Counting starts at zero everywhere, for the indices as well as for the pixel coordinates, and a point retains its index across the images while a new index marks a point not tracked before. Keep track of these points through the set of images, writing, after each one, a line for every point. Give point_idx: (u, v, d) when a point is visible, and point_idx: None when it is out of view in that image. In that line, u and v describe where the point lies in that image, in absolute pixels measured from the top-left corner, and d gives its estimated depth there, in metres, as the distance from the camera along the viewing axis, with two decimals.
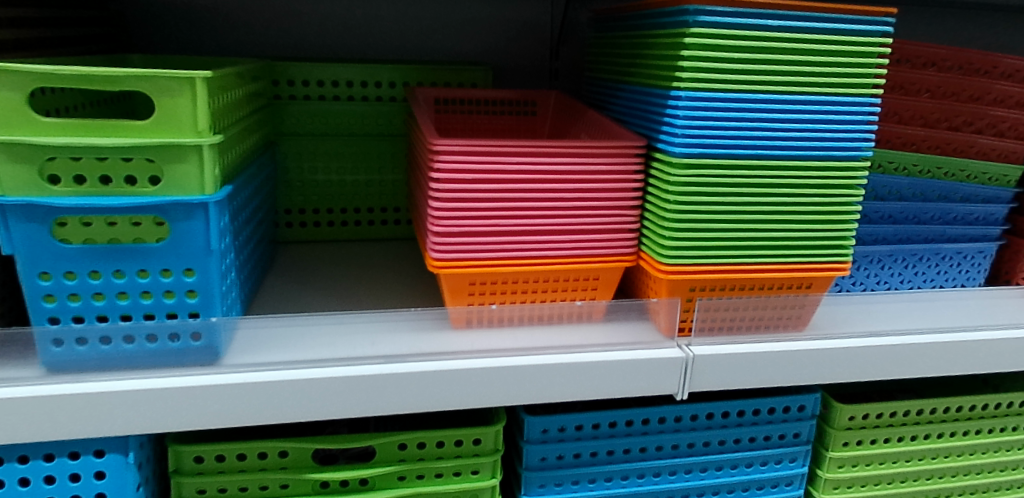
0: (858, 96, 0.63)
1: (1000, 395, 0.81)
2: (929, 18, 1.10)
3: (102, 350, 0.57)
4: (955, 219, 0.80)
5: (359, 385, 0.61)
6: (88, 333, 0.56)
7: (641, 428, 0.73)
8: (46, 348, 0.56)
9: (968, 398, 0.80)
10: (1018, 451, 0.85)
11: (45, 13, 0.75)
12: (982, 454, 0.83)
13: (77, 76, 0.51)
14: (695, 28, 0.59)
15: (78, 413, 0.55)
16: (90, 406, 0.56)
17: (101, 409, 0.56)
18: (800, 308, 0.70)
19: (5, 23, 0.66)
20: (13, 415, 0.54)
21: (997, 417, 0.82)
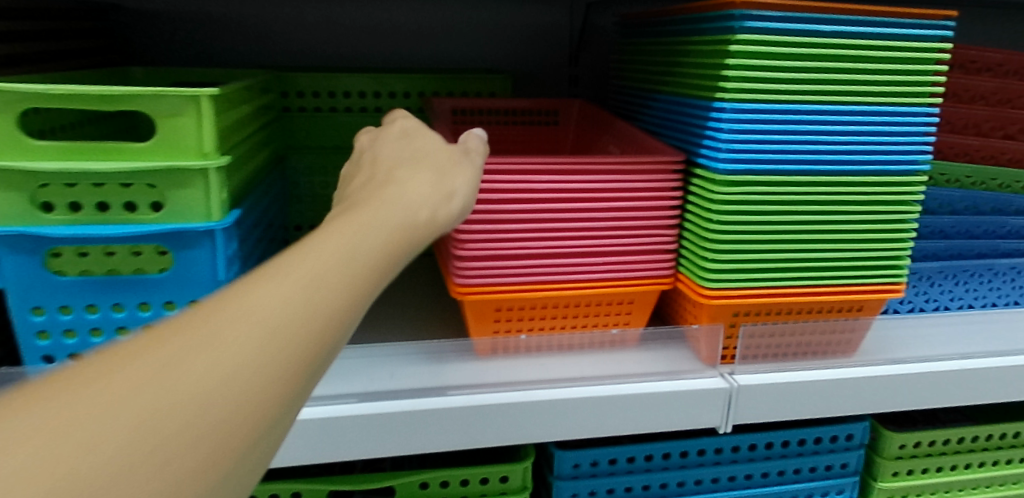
0: (915, 106, 0.59)
1: (997, 425, 0.74)
2: (979, 19, 1.04)
3: None
4: (1009, 233, 0.75)
5: (382, 425, 0.56)
6: None
7: (679, 461, 0.69)
8: None
9: (997, 425, 0.74)
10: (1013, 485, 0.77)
11: (38, 23, 0.70)
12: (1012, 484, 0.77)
13: (70, 96, 0.46)
14: (742, 34, 0.54)
15: None
16: None
17: None
18: (850, 333, 0.66)
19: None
20: None
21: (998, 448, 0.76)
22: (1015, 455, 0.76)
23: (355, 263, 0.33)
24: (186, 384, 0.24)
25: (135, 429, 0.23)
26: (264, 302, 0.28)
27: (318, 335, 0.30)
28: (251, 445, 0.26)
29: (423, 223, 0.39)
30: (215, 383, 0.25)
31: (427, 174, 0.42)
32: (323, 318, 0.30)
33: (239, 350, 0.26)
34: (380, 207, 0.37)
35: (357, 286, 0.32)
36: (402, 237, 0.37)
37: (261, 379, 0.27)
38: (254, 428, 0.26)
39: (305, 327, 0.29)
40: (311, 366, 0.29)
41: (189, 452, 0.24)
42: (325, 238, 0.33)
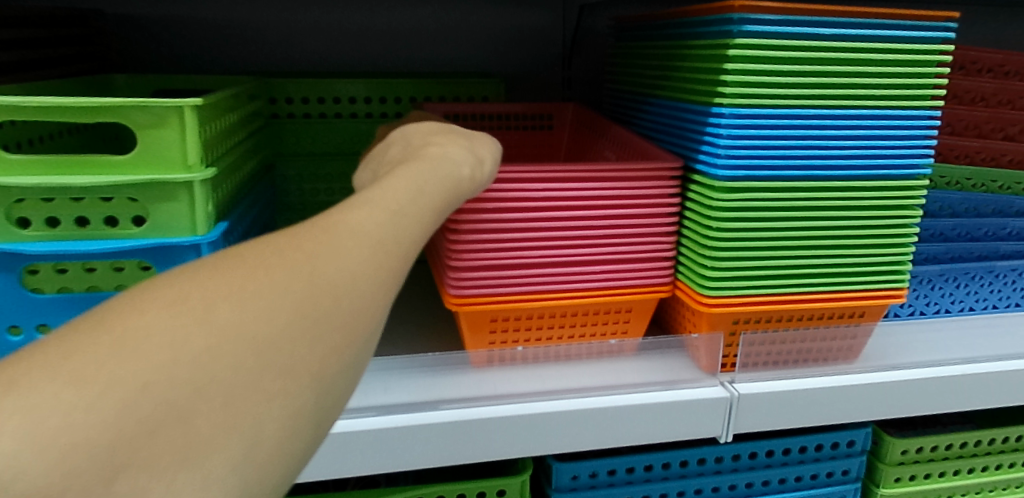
0: (916, 109, 0.58)
1: (997, 429, 0.73)
2: (980, 18, 1.03)
3: None
4: (1010, 234, 0.74)
5: (375, 441, 0.55)
6: None
7: (679, 471, 0.67)
8: None
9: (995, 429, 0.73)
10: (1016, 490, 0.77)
11: (17, 31, 0.67)
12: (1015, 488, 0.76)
13: (46, 108, 0.44)
14: (740, 39, 0.53)
15: None
16: None
17: None
18: (851, 339, 0.65)
19: None
20: None
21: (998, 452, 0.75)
22: (1016, 460, 0.75)
23: (426, 198, 0.36)
24: (322, 276, 0.29)
25: (284, 311, 0.27)
26: (369, 220, 0.32)
27: (411, 249, 0.33)
28: (365, 335, 0.30)
29: (466, 178, 0.41)
30: (342, 280, 0.29)
31: (462, 140, 0.45)
32: (414, 240, 0.33)
33: (358, 253, 0.30)
34: (431, 160, 0.39)
35: (429, 219, 0.35)
36: (453, 187, 0.39)
37: (373, 280, 0.30)
38: (367, 322, 0.30)
39: (400, 243, 0.32)
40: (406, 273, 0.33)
41: (322, 335, 0.28)
42: (400, 177, 0.36)
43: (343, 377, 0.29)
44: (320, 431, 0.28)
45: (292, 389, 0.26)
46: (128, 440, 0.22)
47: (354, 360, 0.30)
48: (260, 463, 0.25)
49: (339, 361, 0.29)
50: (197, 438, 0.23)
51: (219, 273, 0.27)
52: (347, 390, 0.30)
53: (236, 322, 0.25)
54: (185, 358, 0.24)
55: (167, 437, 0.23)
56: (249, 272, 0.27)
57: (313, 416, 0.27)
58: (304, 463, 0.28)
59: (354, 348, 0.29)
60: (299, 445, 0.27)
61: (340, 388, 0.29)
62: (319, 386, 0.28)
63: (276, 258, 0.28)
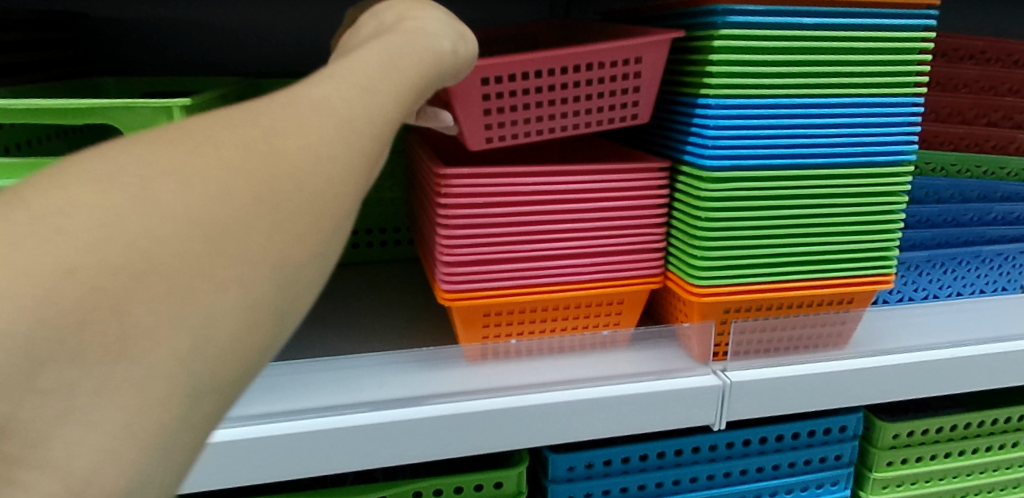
0: (899, 96, 0.59)
1: (998, 410, 0.75)
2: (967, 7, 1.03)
3: None
4: (996, 219, 0.75)
5: (367, 436, 0.55)
6: None
7: (674, 460, 0.68)
8: None
9: (996, 410, 0.75)
10: (1015, 468, 0.78)
11: (1, 35, 0.67)
12: (1009, 469, 0.78)
13: (36, 111, 0.45)
14: (725, 30, 0.54)
15: None
16: None
17: None
18: (840, 325, 0.65)
19: None
20: None
21: (994, 434, 0.76)
22: (1011, 440, 0.77)
23: (402, 73, 0.35)
24: (283, 158, 0.28)
25: (238, 191, 0.26)
26: (337, 94, 0.31)
27: (382, 130, 0.32)
28: (338, 219, 0.30)
29: (448, 52, 0.40)
30: (303, 160, 0.29)
31: (441, 14, 0.44)
32: (389, 118, 0.33)
33: (323, 132, 0.30)
34: (408, 32, 0.39)
35: (409, 94, 0.35)
36: (431, 62, 0.38)
37: (341, 159, 0.30)
38: (337, 205, 0.30)
39: (373, 121, 0.32)
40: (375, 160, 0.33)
41: (283, 222, 0.27)
42: (371, 51, 0.36)
43: (310, 263, 0.29)
44: (286, 321, 0.28)
45: (250, 276, 0.26)
46: (57, 335, 0.21)
47: (324, 248, 0.29)
48: (213, 354, 0.25)
49: (303, 249, 0.28)
50: (138, 330, 0.23)
51: (166, 151, 0.26)
52: (315, 279, 0.30)
53: (181, 203, 0.25)
54: (126, 239, 0.23)
55: (101, 328, 0.22)
56: (198, 149, 0.26)
57: (274, 305, 0.27)
58: (270, 350, 0.28)
59: (323, 235, 0.29)
60: (260, 333, 0.27)
61: (308, 276, 0.29)
62: (282, 273, 0.27)
63: (229, 135, 0.27)
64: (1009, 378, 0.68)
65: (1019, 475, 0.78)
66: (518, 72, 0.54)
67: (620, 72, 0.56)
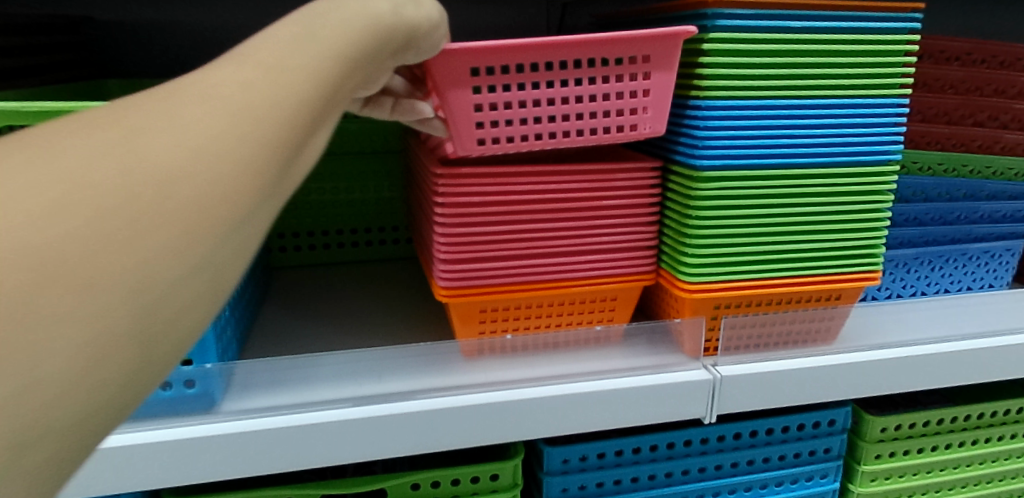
0: (886, 97, 0.60)
1: (1002, 402, 0.77)
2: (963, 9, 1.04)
3: None
4: (982, 217, 0.77)
5: (366, 429, 0.57)
6: None
7: (666, 453, 0.70)
8: None
9: (1001, 402, 0.77)
10: (1010, 460, 0.80)
11: (11, 39, 0.68)
12: (1005, 460, 0.80)
13: (46, 113, 0.46)
14: (714, 33, 0.55)
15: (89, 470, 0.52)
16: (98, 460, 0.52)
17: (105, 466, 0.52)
18: (829, 321, 0.67)
19: None
20: None
21: (994, 426, 0.78)
22: (1010, 432, 0.79)
23: (322, 45, 0.35)
24: (156, 162, 0.27)
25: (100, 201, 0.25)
26: (232, 84, 0.31)
27: (286, 118, 0.32)
28: (222, 228, 0.29)
29: (389, 13, 0.41)
30: (182, 163, 0.27)
31: None
32: (295, 109, 0.32)
33: (207, 132, 0.29)
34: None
35: (332, 66, 0.35)
36: (368, 25, 0.39)
37: (226, 161, 0.29)
38: (224, 213, 0.29)
39: (270, 116, 0.31)
40: (295, 133, 0.33)
41: (168, 226, 0.27)
42: (284, 26, 0.35)
43: (188, 278, 0.27)
44: (155, 345, 0.27)
45: (115, 298, 0.25)
46: None
47: (206, 262, 0.28)
48: (64, 386, 0.24)
49: (179, 264, 0.27)
50: None
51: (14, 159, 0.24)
52: (213, 283, 0.29)
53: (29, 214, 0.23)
54: None
55: None
56: (58, 154, 0.25)
57: (141, 327, 0.26)
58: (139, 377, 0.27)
59: (205, 246, 0.28)
60: (123, 359, 0.26)
61: (186, 294, 0.28)
62: (153, 292, 0.26)
63: (94, 138, 0.26)
64: (994, 372, 0.70)
65: (1013, 467, 0.80)
66: (511, 64, 0.53)
67: (624, 71, 0.54)
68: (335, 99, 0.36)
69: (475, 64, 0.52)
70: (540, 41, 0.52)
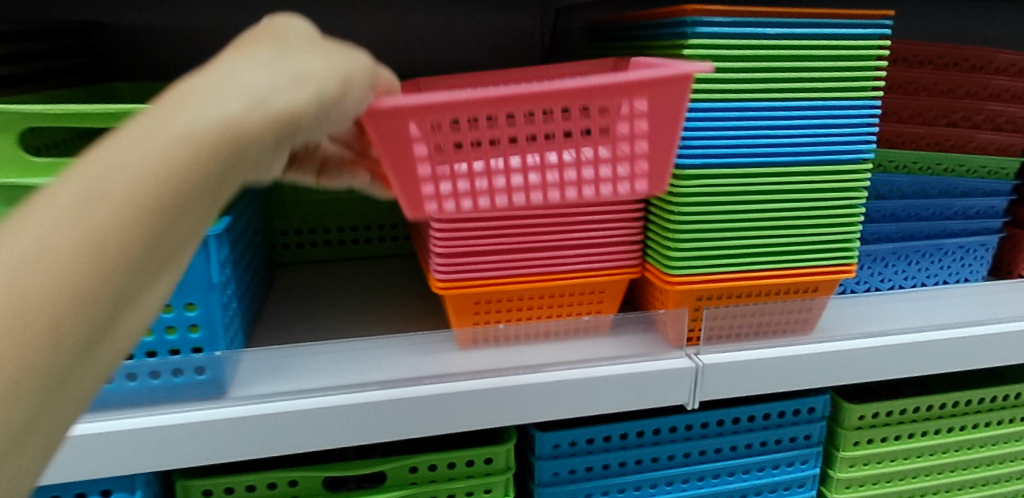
0: (858, 99, 0.63)
1: (1000, 388, 0.81)
2: (958, 13, 1.04)
3: (128, 387, 0.57)
4: (956, 214, 0.81)
5: (365, 413, 0.60)
6: (138, 369, 0.57)
7: (652, 438, 0.73)
8: (121, 381, 0.58)
9: (998, 388, 0.81)
10: (997, 445, 0.84)
11: (32, 45, 0.72)
12: (993, 445, 0.84)
13: (68, 115, 0.49)
14: (694, 39, 0.59)
15: (106, 451, 0.56)
16: (116, 443, 0.56)
17: (122, 447, 0.56)
18: (807, 312, 0.70)
19: (6, 60, 0.66)
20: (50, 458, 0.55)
21: (987, 411, 0.83)
22: (1003, 417, 0.83)
23: (150, 186, 0.27)
24: None
25: None
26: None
27: (84, 306, 0.26)
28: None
29: (263, 119, 0.31)
30: None
31: (269, 50, 0.34)
32: (97, 288, 0.26)
33: None
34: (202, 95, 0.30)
35: (165, 212, 0.28)
36: (233, 137, 0.30)
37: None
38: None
39: (55, 320, 0.25)
40: (151, 255, 0.28)
41: None
42: (100, 153, 0.27)
43: None
44: None
45: None
46: None
47: None
48: None
49: None
50: None
51: None
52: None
53: None
54: None
55: None
56: None
57: None
58: None
59: None
60: None
61: None
62: None
63: None
64: (967, 362, 0.73)
65: (999, 452, 0.84)
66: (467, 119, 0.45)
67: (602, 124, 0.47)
68: (181, 235, 0.29)
69: (425, 121, 0.45)
70: (495, 97, 0.44)
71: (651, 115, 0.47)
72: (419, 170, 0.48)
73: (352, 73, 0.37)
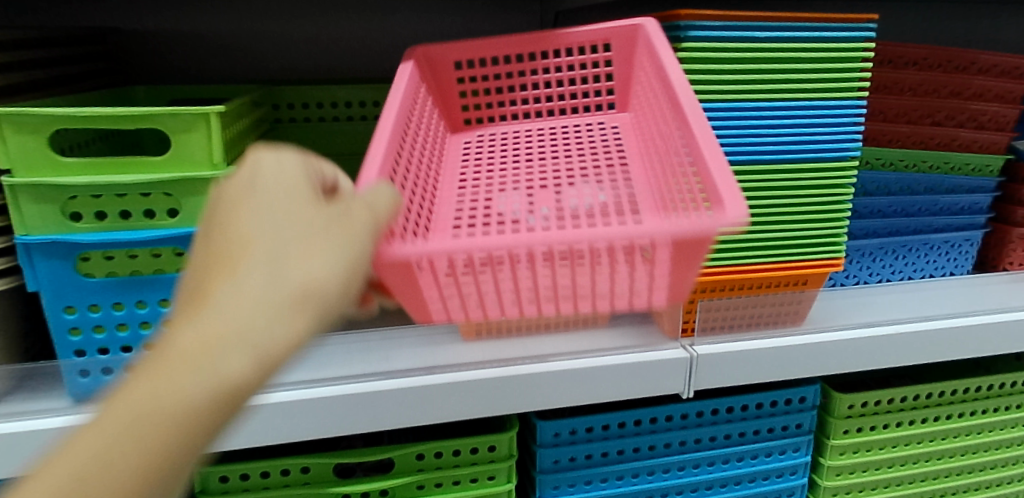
0: (844, 99, 0.66)
1: (992, 377, 0.84)
2: (947, 15, 1.08)
3: None
4: (942, 210, 0.84)
5: (374, 401, 0.63)
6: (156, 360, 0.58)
7: (649, 427, 0.76)
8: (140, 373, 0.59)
9: (990, 377, 0.84)
10: (985, 434, 0.87)
11: (63, 49, 0.75)
12: (981, 434, 0.87)
13: (97, 117, 0.52)
14: (687, 43, 0.62)
15: None
16: None
17: None
18: (797, 304, 0.73)
19: (35, 64, 0.69)
20: None
21: (977, 400, 0.85)
22: (994, 405, 0.86)
23: (177, 408, 0.35)
24: None
25: None
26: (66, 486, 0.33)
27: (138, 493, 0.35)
28: None
29: (263, 344, 0.37)
30: None
31: (274, 253, 0.39)
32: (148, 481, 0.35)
33: None
34: (216, 327, 0.36)
35: (194, 428, 0.36)
36: (240, 366, 0.36)
37: None
38: None
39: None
40: (193, 451, 0.37)
41: None
42: (145, 379, 0.35)
43: None
44: None
45: None
46: None
47: None
48: None
49: None
50: None
51: None
52: None
53: None
54: None
55: None
56: None
57: None
58: None
59: None
60: None
61: None
62: None
63: None
64: (951, 352, 0.76)
65: (986, 441, 0.87)
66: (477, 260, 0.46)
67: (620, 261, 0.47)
68: (216, 433, 0.37)
69: (434, 260, 0.46)
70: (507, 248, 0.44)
71: (672, 258, 0.47)
72: (429, 290, 0.49)
73: (354, 257, 0.40)
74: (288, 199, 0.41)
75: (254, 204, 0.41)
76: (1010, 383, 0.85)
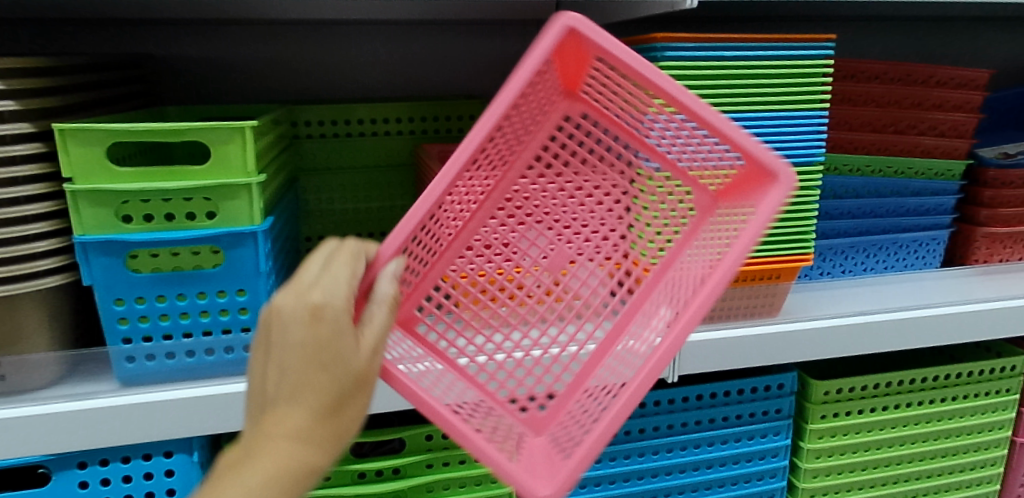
0: (807, 110, 0.74)
1: (957, 366, 0.90)
2: (914, 31, 1.16)
3: (188, 363, 0.67)
4: (907, 211, 0.91)
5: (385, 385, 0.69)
6: (196, 346, 0.67)
7: (639, 411, 0.82)
8: (180, 359, 0.67)
9: (954, 366, 0.90)
10: (956, 419, 0.93)
11: (109, 75, 0.84)
12: (951, 419, 0.92)
13: (148, 132, 0.60)
14: (664, 61, 0.69)
15: (166, 417, 0.65)
16: (174, 410, 0.65)
17: (180, 413, 0.65)
18: (771, 296, 0.80)
19: (86, 86, 0.77)
20: (119, 422, 0.64)
21: (945, 387, 0.91)
22: (960, 393, 0.92)
23: None
24: None
25: None
26: None
27: None
28: None
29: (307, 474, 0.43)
30: None
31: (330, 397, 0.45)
32: None
33: None
34: (278, 458, 0.42)
35: None
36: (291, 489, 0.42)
37: None
38: None
39: None
40: None
41: None
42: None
43: None
44: None
45: None
46: None
47: None
48: None
49: None
50: None
51: None
52: None
53: None
54: None
55: None
56: None
57: None
58: None
59: None
60: None
61: None
62: None
63: None
64: (921, 339, 0.82)
65: (957, 425, 0.92)
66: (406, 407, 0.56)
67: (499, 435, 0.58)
68: None
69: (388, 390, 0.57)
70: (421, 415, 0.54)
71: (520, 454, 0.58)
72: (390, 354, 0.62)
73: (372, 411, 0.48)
74: (319, 346, 0.45)
75: (287, 350, 0.45)
76: (975, 371, 0.92)
